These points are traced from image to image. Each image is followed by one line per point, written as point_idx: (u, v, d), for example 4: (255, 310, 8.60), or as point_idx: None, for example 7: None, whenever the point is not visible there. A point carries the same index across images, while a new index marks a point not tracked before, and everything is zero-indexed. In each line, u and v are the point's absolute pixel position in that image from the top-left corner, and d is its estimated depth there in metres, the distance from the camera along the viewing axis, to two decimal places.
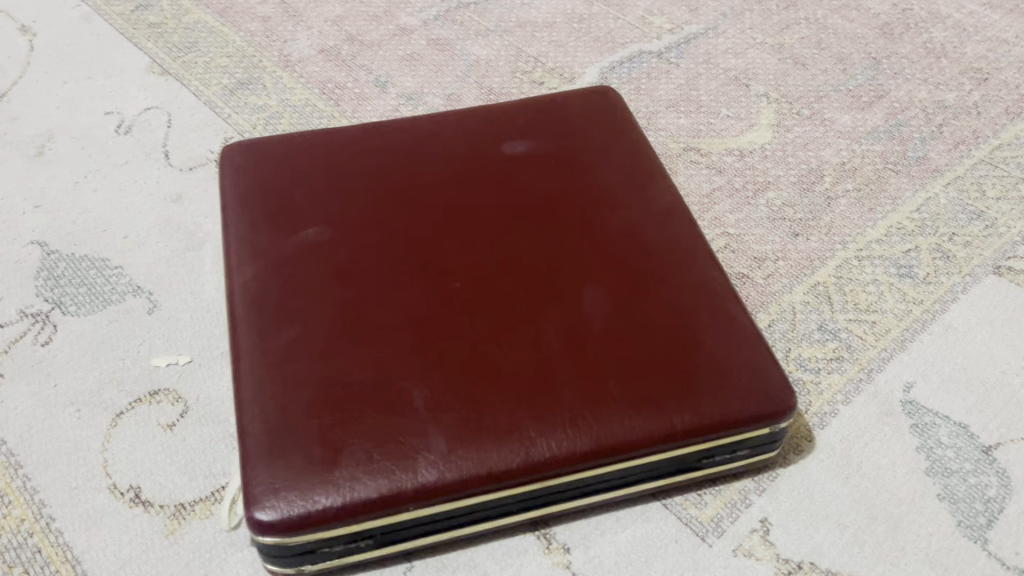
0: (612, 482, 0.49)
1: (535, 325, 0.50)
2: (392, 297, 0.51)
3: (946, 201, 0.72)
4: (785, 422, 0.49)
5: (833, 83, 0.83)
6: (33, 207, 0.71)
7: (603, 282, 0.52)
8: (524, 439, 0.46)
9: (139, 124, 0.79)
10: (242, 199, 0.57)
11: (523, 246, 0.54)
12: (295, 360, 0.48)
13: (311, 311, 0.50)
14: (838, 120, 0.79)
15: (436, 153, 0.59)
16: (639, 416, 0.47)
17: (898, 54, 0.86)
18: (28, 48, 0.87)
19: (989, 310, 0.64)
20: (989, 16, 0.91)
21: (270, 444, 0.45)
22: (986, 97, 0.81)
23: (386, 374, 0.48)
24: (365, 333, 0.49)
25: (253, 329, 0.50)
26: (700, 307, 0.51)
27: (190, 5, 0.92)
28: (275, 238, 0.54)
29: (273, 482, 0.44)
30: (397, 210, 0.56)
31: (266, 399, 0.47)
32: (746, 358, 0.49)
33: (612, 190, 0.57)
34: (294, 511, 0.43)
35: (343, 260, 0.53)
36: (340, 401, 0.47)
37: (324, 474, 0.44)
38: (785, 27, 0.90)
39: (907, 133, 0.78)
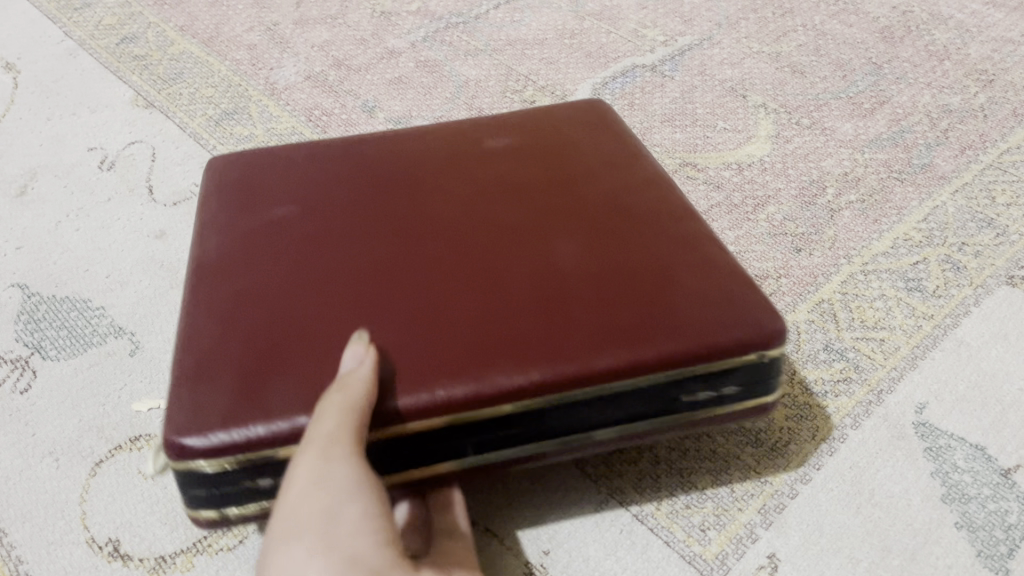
0: (583, 425, 0.44)
1: (498, 266, 0.46)
2: (347, 249, 0.48)
3: (954, 210, 0.69)
4: (772, 350, 0.44)
5: (833, 91, 0.81)
6: (15, 248, 0.70)
7: (579, 231, 0.48)
8: (481, 368, 0.41)
9: (123, 159, 0.77)
10: (215, 180, 0.55)
11: (490, 201, 0.51)
12: (243, 306, 0.45)
13: (260, 261, 0.48)
14: (840, 130, 0.77)
15: (414, 135, 0.57)
16: (610, 344, 0.42)
17: (899, 58, 0.84)
18: (11, 85, 0.85)
19: (1003, 323, 0.61)
20: (992, 16, 0.88)
21: (202, 377, 0.42)
22: (992, 99, 0.78)
23: (337, 315, 0.44)
24: (314, 281, 0.46)
25: (205, 282, 0.47)
26: (684, 248, 0.47)
27: (176, 35, 0.91)
28: (231, 203, 0.52)
29: (200, 407, 0.41)
30: (366, 178, 0.53)
31: (206, 340, 0.44)
32: (727, 286, 0.45)
33: (588, 152, 0.54)
34: (215, 440, 0.40)
35: (299, 218, 0.50)
36: (284, 340, 0.43)
37: (254, 404, 0.41)
38: (782, 34, 0.88)
39: (912, 140, 0.75)
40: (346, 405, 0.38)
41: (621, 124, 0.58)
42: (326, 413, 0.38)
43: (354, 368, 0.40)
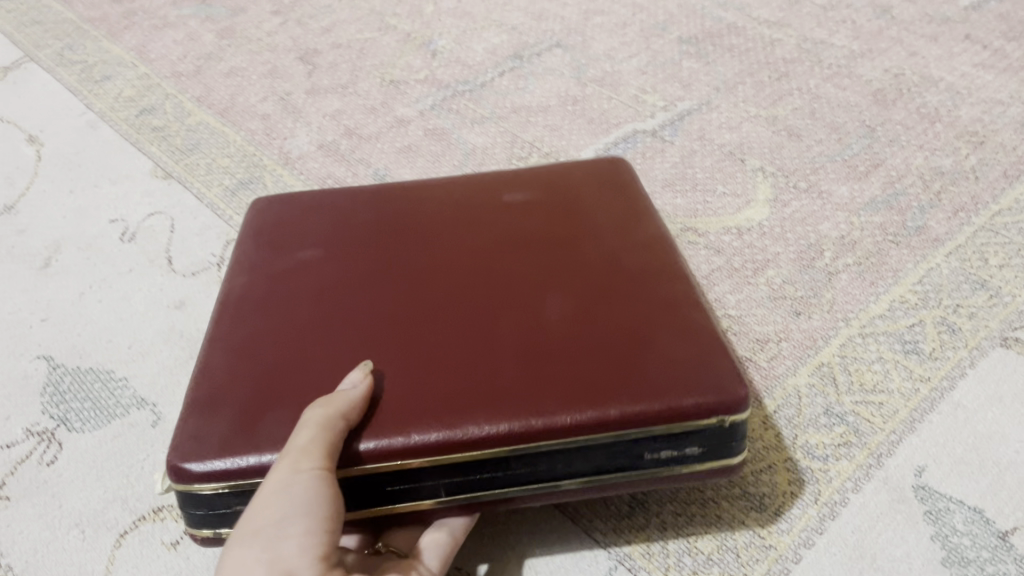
0: (553, 474, 0.46)
1: (481, 320, 0.49)
2: (344, 298, 0.51)
3: (949, 272, 0.71)
4: (738, 416, 0.45)
5: (828, 154, 0.83)
6: (40, 320, 0.72)
7: (572, 289, 0.51)
8: (453, 421, 0.44)
9: (143, 230, 0.80)
10: (250, 222, 0.59)
11: (484, 257, 0.53)
12: (250, 346, 0.49)
13: (263, 303, 0.51)
14: (836, 193, 0.79)
15: (435, 189, 0.60)
16: (580, 401, 0.44)
17: (892, 120, 0.86)
18: (35, 158, 0.89)
19: (998, 385, 0.62)
20: (982, 77, 0.91)
21: (204, 410, 0.46)
22: (983, 161, 0.81)
23: (331, 362, 0.47)
24: (310, 326, 0.50)
25: (222, 320, 0.51)
26: (672, 308, 0.49)
27: (193, 106, 0.94)
28: (249, 242, 0.57)
29: (203, 436, 0.45)
30: (382, 231, 0.56)
31: (212, 375, 0.48)
32: (704, 350, 0.46)
33: (595, 211, 0.57)
34: (212, 465, 0.44)
35: (311, 263, 0.54)
36: (281, 382, 0.46)
37: (249, 438, 0.44)
38: (778, 98, 0.91)
39: (906, 202, 0.78)
40: (322, 422, 0.42)
41: (637, 183, 0.60)
42: (305, 426, 0.42)
43: (345, 389, 0.44)
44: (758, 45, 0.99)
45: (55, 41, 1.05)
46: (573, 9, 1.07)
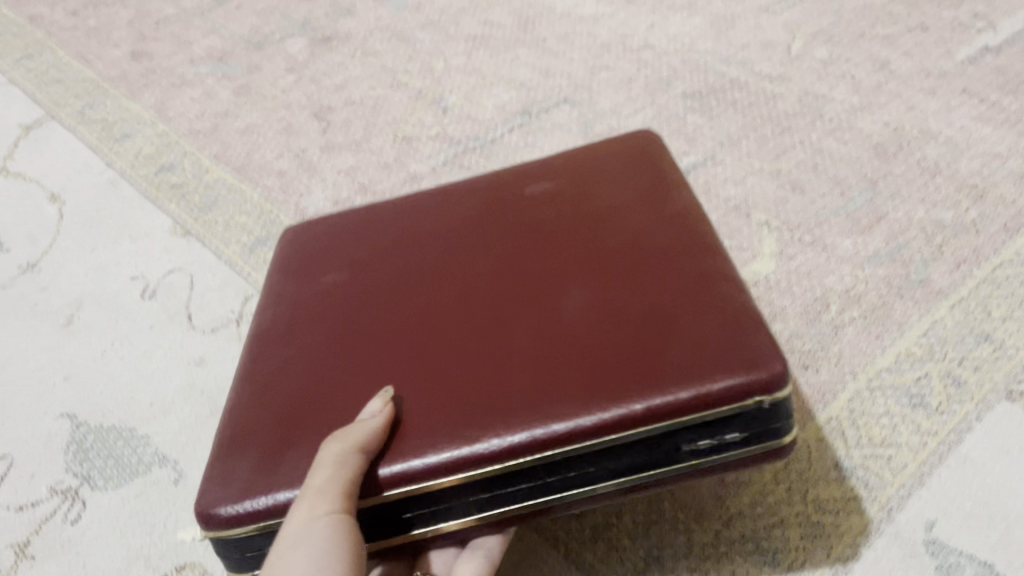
0: (582, 480, 0.49)
1: (502, 333, 0.52)
2: (369, 328, 0.55)
3: (953, 325, 0.72)
4: (763, 399, 0.46)
5: (831, 208, 0.85)
6: (63, 377, 0.74)
7: (591, 284, 0.53)
8: (472, 433, 0.47)
9: (163, 287, 0.82)
10: (288, 252, 0.65)
11: (506, 264, 0.57)
12: (283, 378, 0.54)
13: (292, 337, 0.56)
14: (839, 247, 0.81)
15: (463, 199, 0.64)
16: (593, 399, 0.47)
17: (892, 174, 0.89)
18: (57, 215, 0.91)
19: (1005, 437, 0.63)
20: (980, 130, 0.93)
21: (233, 447, 0.51)
22: (983, 214, 0.83)
23: (356, 389, 0.52)
24: (338, 362, 0.54)
25: (260, 353, 0.57)
26: (689, 295, 0.51)
27: (210, 163, 0.97)
28: (286, 276, 0.62)
29: (228, 482, 0.49)
30: (410, 248, 0.60)
31: (247, 409, 0.53)
32: (725, 333, 0.48)
33: (618, 200, 0.59)
34: (235, 509, 0.48)
35: (341, 290, 0.59)
36: (309, 413, 0.51)
37: (268, 476, 0.48)
38: (781, 152, 0.93)
39: (909, 255, 0.79)
40: (339, 455, 0.46)
41: (664, 164, 0.62)
42: (324, 458, 0.46)
43: (364, 421, 0.48)
44: (760, 99, 1.01)
45: (76, 100, 1.08)
46: (580, 64, 1.10)
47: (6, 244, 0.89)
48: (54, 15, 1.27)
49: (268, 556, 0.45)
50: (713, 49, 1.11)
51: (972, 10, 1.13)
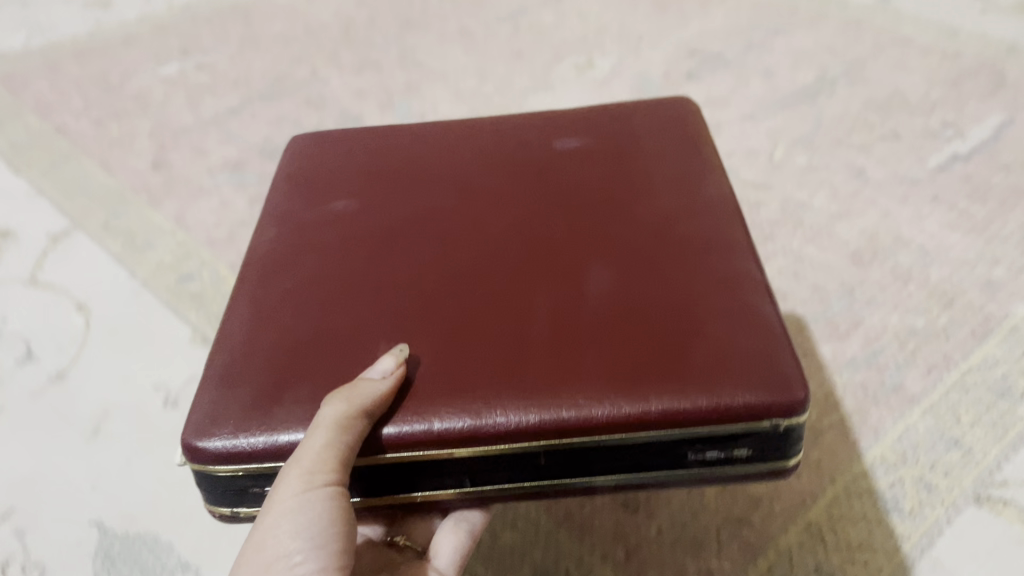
0: (582, 461, 0.55)
1: (524, 313, 0.58)
2: (388, 289, 0.62)
3: (924, 430, 0.77)
4: (768, 422, 0.53)
5: (811, 314, 0.91)
6: (91, 486, 0.79)
7: (616, 272, 0.61)
8: (482, 398, 0.54)
9: (184, 395, 0.87)
10: (329, 184, 0.73)
11: (535, 241, 0.64)
12: (299, 307, 0.61)
13: (319, 269, 0.64)
14: (819, 352, 0.86)
15: (505, 173, 0.72)
16: (606, 380, 0.53)
17: (868, 280, 0.94)
18: (85, 325, 0.97)
19: (973, 542, 0.68)
20: (950, 237, 0.99)
21: (235, 372, 0.58)
22: (953, 320, 0.88)
23: (365, 334, 0.59)
24: (351, 313, 0.60)
25: (286, 276, 0.64)
26: (710, 297, 0.58)
27: (227, 272, 1.02)
28: (325, 210, 0.70)
29: (217, 414, 0.56)
30: (446, 211, 0.68)
31: (260, 328, 0.60)
32: (747, 350, 0.54)
33: (657, 197, 0.67)
34: (227, 444, 0.54)
35: (375, 237, 0.67)
36: (313, 348, 0.58)
37: (257, 413, 0.55)
38: (764, 259, 0.99)
39: (883, 361, 0.85)
40: (331, 431, 0.51)
41: (705, 168, 0.70)
42: (318, 432, 0.51)
43: (366, 389, 0.52)
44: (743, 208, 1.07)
45: (102, 210, 1.15)
46: None
47: (34, 351, 0.94)
48: (79, 125, 1.34)
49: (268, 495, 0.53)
50: None
51: (942, 119, 1.20)
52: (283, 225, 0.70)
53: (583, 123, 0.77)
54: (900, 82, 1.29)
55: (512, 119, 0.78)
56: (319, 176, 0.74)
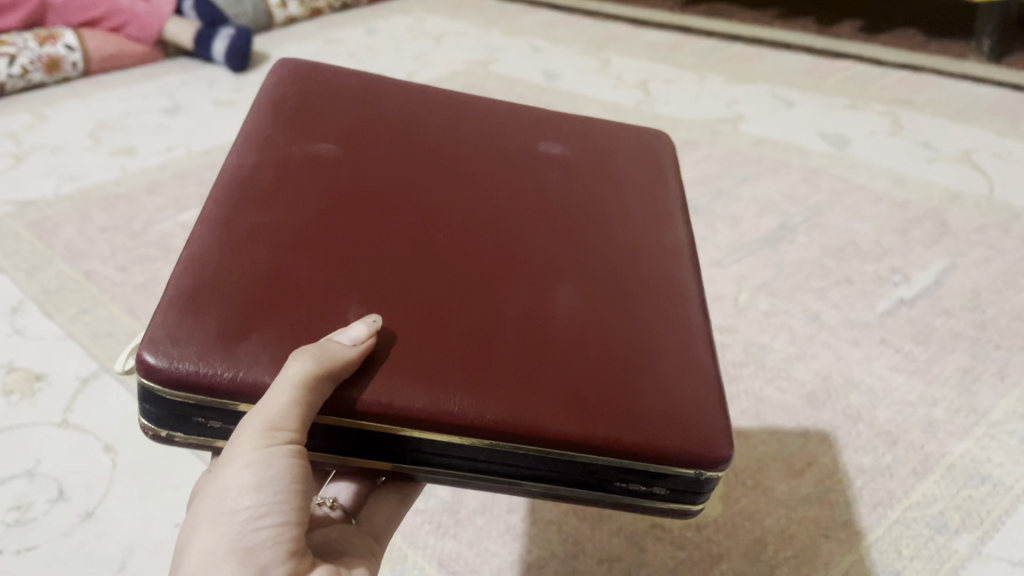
0: (522, 458, 0.62)
1: (494, 313, 0.66)
2: (364, 252, 0.68)
3: (869, 563, 0.87)
4: (694, 471, 0.62)
5: (771, 452, 1.00)
6: None
7: (581, 297, 0.70)
8: (446, 386, 0.60)
9: None
10: (317, 130, 0.80)
11: (507, 248, 0.73)
12: (274, 241, 0.67)
13: (300, 210, 0.71)
14: (776, 490, 0.95)
15: (484, 178, 0.81)
16: (564, 397, 0.61)
17: (822, 420, 1.05)
18: (111, 465, 1.06)
19: None
20: (895, 378, 1.10)
21: (205, 293, 0.62)
22: (897, 458, 0.98)
23: (334, 288, 0.65)
24: (329, 262, 0.67)
25: (267, 207, 0.70)
26: (661, 345, 0.68)
27: None
28: (310, 154, 0.77)
29: (179, 334, 0.59)
30: (425, 193, 0.77)
31: (235, 252, 0.65)
32: (691, 401, 0.64)
33: (620, 241, 0.78)
34: (187, 371, 0.58)
35: (355, 196, 0.74)
36: (282, 287, 0.63)
37: (220, 344, 0.59)
38: (729, 398, 1.08)
39: (834, 497, 0.94)
40: (293, 390, 0.54)
41: (666, 230, 0.82)
42: (281, 390, 0.54)
43: (337, 354, 0.57)
44: None
45: None
46: None
47: (65, 491, 1.03)
48: (106, 270, 1.47)
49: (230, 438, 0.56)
50: None
51: (891, 265, 1.33)
52: (267, 154, 0.76)
53: (559, 152, 0.88)
54: (854, 229, 1.43)
55: (495, 129, 0.88)
56: (315, 125, 0.81)
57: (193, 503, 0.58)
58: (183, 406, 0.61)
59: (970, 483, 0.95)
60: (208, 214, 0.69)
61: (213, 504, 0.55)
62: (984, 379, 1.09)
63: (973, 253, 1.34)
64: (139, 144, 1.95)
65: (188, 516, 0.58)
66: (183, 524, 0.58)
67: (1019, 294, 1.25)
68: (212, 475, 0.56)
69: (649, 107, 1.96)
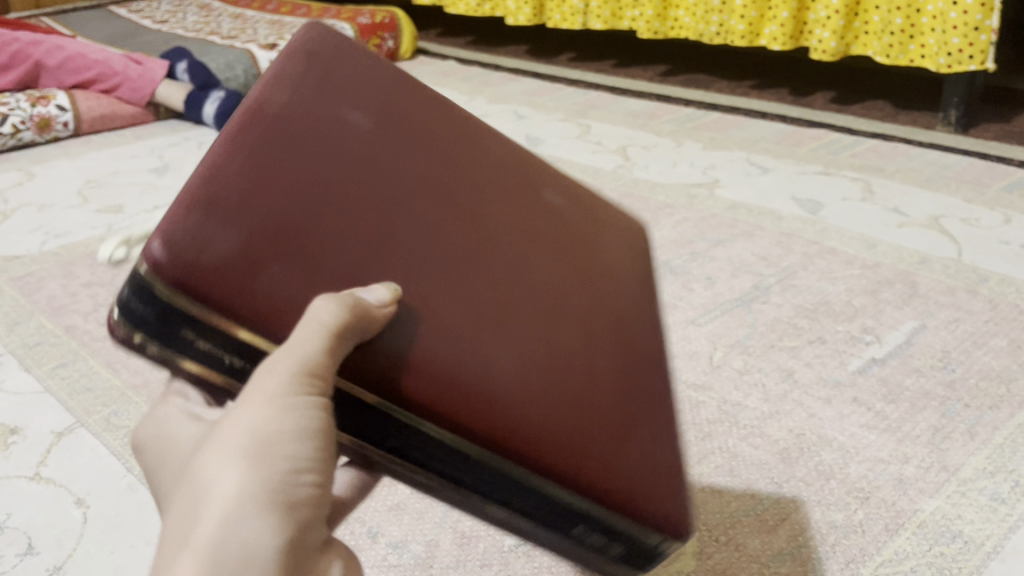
0: (503, 476, 0.60)
1: (520, 311, 0.63)
2: (406, 198, 0.62)
3: None
4: (652, 541, 0.64)
5: (744, 508, 1.01)
6: None
7: (601, 324, 0.68)
8: (457, 381, 0.58)
9: None
10: (379, 39, 0.72)
11: (544, 242, 0.69)
12: (311, 156, 0.60)
13: (345, 123, 0.63)
14: (749, 546, 0.96)
15: (528, 160, 0.76)
16: (567, 431, 0.61)
17: (795, 476, 1.05)
18: (82, 518, 1.05)
19: None
20: (867, 436, 1.11)
21: (229, 213, 0.56)
22: (868, 514, 0.99)
23: (367, 236, 0.59)
24: (368, 200, 0.60)
25: (309, 111, 0.62)
26: (656, 406, 0.68)
27: None
28: (367, 62, 0.69)
29: (192, 245, 0.55)
30: (478, 152, 0.71)
31: (269, 163, 0.58)
32: (667, 475, 0.66)
33: (636, 281, 0.77)
34: (197, 283, 0.55)
35: (407, 125, 0.67)
36: (310, 218, 0.57)
37: (234, 269, 0.55)
38: (702, 456, 1.10)
39: (807, 553, 0.94)
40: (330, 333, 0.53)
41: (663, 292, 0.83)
42: (315, 332, 0.53)
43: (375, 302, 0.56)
44: (685, 406, 1.19)
45: (103, 407, 1.25)
46: None
47: (35, 545, 1.02)
48: (87, 324, 1.47)
49: (251, 380, 0.53)
50: None
51: (862, 324, 1.35)
52: (321, 42, 0.67)
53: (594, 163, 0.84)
54: (826, 290, 1.46)
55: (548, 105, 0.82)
56: (378, 31, 0.72)
57: (196, 462, 0.53)
58: (177, 313, 0.56)
59: (941, 540, 0.95)
60: (247, 111, 0.61)
61: (242, 454, 0.51)
62: (955, 437, 1.10)
63: (942, 314, 1.37)
64: (126, 202, 1.97)
65: (192, 477, 0.52)
66: (190, 471, 0.52)
67: (988, 353, 1.26)
68: (233, 419, 0.52)
69: (629, 171, 2.01)
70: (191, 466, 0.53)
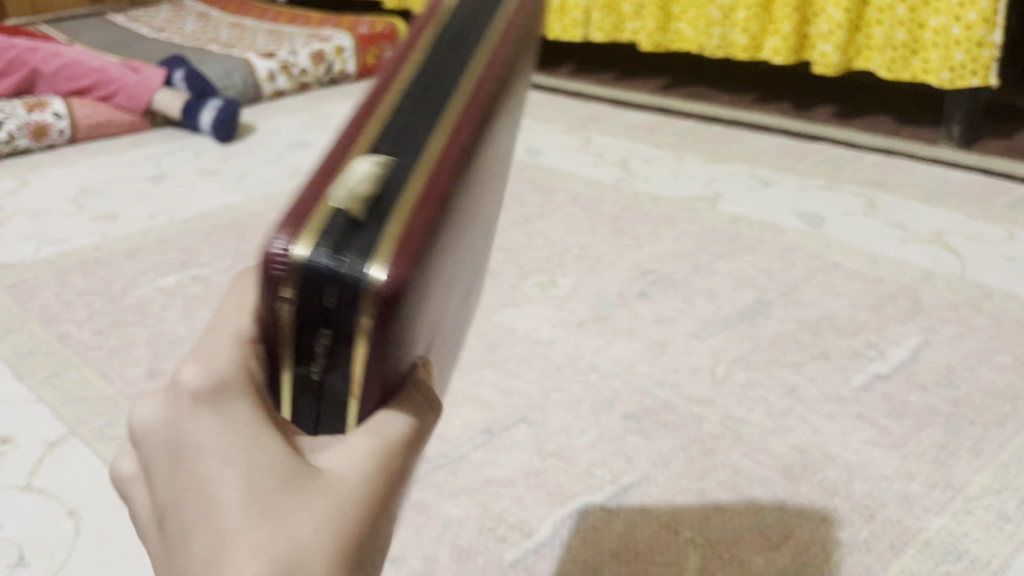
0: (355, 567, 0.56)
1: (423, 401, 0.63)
2: (449, 287, 0.60)
3: None
4: None
5: (748, 525, 0.99)
6: None
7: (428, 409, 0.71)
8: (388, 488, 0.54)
9: None
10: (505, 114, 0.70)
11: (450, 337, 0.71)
12: (455, 239, 0.55)
13: (470, 204, 0.59)
14: (753, 563, 0.94)
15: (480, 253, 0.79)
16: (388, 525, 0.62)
17: (799, 493, 1.04)
18: (74, 530, 1.03)
19: None
20: (871, 452, 1.10)
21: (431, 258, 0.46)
22: (874, 532, 0.98)
23: (434, 317, 0.55)
24: (447, 286, 0.57)
25: (471, 185, 0.57)
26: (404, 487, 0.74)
27: None
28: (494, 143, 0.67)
29: (415, 270, 0.41)
30: (476, 242, 0.71)
31: (453, 232, 0.52)
32: None
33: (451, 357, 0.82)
34: (392, 301, 0.40)
35: (474, 213, 0.65)
36: (436, 296, 0.52)
37: (410, 327, 0.44)
38: (705, 471, 1.08)
39: (811, 572, 0.93)
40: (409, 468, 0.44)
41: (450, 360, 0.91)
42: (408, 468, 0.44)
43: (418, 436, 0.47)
44: (688, 421, 1.18)
45: (97, 417, 1.23)
46: (536, 385, 1.26)
47: (26, 556, 1.00)
48: (81, 333, 1.45)
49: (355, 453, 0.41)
50: (648, 371, 1.29)
51: (865, 340, 1.34)
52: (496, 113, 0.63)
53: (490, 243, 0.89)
54: (829, 305, 1.45)
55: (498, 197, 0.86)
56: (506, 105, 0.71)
57: (214, 484, 0.37)
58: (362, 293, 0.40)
59: (947, 558, 0.94)
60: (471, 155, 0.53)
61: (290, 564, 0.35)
62: (960, 454, 1.09)
63: (945, 329, 1.36)
64: (123, 210, 1.95)
65: (205, 509, 0.37)
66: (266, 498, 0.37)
67: (993, 369, 1.25)
68: (331, 485, 0.39)
69: (629, 184, 2.00)
70: (204, 479, 0.38)
